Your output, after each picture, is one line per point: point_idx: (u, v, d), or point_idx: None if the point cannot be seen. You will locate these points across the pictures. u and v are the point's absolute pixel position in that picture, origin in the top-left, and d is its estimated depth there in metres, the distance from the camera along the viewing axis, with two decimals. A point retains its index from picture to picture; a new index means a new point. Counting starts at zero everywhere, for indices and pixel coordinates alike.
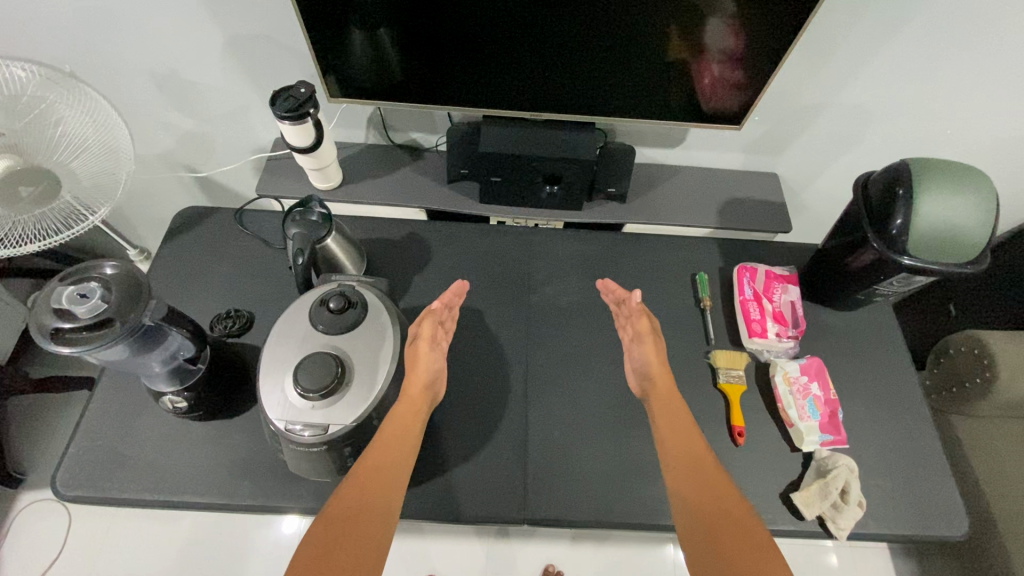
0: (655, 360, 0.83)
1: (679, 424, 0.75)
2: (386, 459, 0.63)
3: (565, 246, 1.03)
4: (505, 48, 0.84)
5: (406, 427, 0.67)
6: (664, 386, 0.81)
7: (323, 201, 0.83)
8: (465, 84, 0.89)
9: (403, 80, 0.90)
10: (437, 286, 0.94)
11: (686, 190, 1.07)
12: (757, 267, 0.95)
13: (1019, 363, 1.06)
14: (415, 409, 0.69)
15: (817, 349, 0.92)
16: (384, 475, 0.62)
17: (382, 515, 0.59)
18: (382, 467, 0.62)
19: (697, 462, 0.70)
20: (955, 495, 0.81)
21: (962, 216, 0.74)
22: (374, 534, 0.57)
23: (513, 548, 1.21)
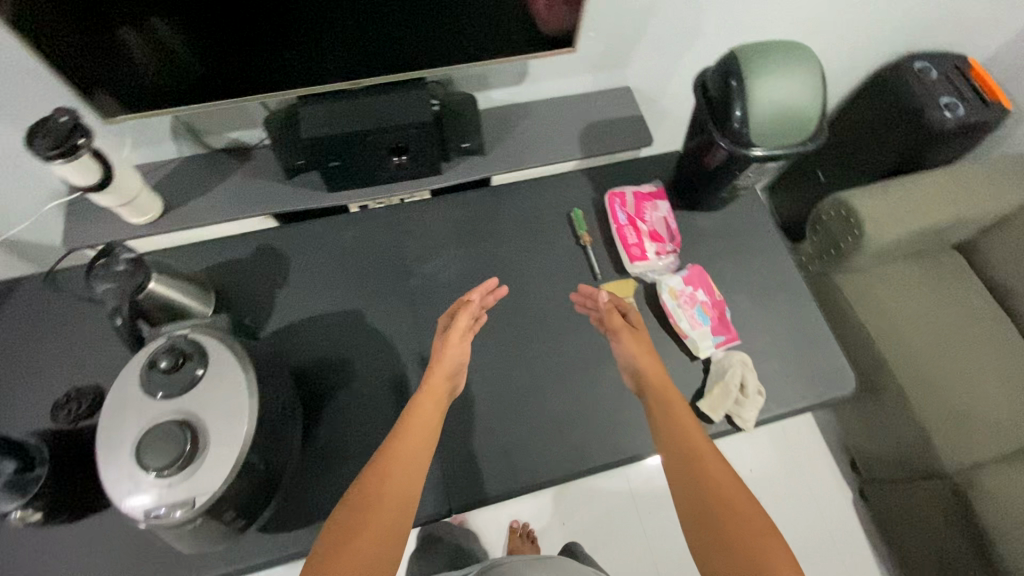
0: (644, 356, 0.79)
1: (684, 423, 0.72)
2: (405, 446, 0.67)
3: (435, 216, 0.96)
4: (293, 15, 0.72)
5: (418, 447, 0.67)
6: (658, 381, 0.77)
7: (128, 244, 0.71)
8: (264, 64, 0.77)
9: (190, 76, 0.76)
10: (305, 298, 0.86)
11: (544, 126, 1.02)
12: (626, 189, 0.93)
13: (879, 215, 1.14)
14: (435, 396, 0.73)
15: (698, 256, 0.93)
16: (404, 461, 0.65)
17: (402, 496, 0.62)
18: (403, 452, 0.66)
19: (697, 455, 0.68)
20: (840, 356, 0.86)
21: (794, 96, 0.74)
22: (395, 516, 0.60)
23: (477, 519, 1.22)
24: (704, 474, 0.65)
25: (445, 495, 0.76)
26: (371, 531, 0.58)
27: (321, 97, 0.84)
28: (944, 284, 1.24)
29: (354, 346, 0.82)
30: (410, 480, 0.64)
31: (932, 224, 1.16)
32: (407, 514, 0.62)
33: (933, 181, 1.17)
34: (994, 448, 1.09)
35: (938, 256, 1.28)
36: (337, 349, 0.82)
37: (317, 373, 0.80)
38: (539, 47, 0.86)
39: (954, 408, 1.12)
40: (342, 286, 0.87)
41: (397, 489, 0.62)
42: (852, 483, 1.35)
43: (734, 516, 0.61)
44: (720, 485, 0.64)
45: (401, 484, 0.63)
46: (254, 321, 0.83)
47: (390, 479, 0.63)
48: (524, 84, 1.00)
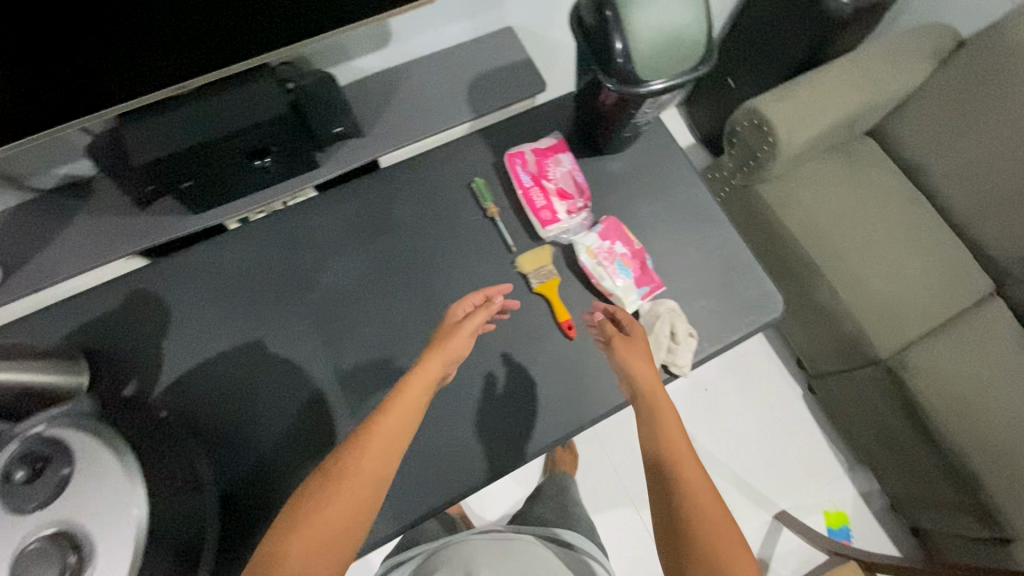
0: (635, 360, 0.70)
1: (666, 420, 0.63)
2: (388, 423, 0.59)
3: (323, 216, 0.86)
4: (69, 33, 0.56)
5: (399, 428, 0.60)
6: (647, 380, 0.68)
7: None
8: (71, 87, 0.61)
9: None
10: (193, 342, 0.76)
11: (425, 89, 0.91)
12: (524, 147, 0.86)
13: (790, 118, 1.10)
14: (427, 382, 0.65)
15: (612, 204, 0.88)
16: (382, 438, 0.58)
17: (373, 471, 0.55)
18: (384, 427, 0.59)
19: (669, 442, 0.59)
20: (766, 281, 0.85)
21: (672, 21, 0.68)
22: (364, 491, 0.54)
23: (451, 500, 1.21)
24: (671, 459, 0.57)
25: (391, 516, 0.71)
26: (336, 503, 0.52)
27: (140, 114, 0.70)
28: (860, 174, 1.24)
29: (263, 382, 0.75)
30: (385, 456, 0.57)
31: (842, 117, 1.14)
32: (377, 492, 0.55)
33: (837, 73, 1.14)
34: (921, 326, 1.14)
35: (852, 147, 1.27)
36: (244, 392, 0.74)
37: (228, 423, 0.73)
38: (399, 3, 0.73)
39: (882, 295, 1.15)
40: (233, 319, 0.78)
41: (370, 464, 0.55)
42: (801, 381, 1.40)
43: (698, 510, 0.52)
44: (681, 473, 0.56)
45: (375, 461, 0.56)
46: (142, 381, 0.74)
47: (364, 454, 0.56)
48: (390, 46, 0.87)
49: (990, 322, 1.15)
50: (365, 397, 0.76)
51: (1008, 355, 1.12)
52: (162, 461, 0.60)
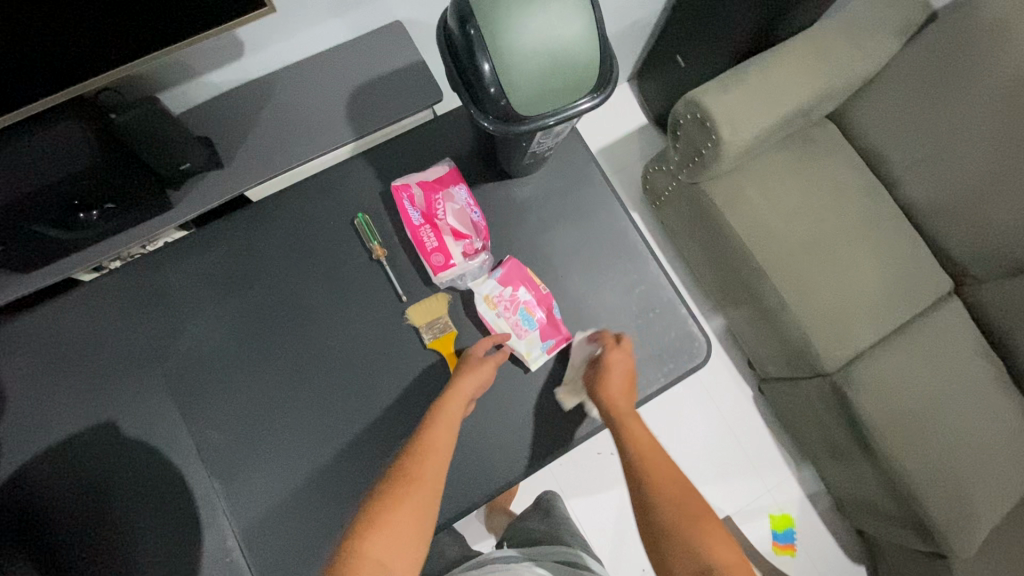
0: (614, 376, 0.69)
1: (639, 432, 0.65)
2: (438, 446, 0.60)
3: (182, 266, 0.74)
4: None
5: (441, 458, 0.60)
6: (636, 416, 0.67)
7: None
8: None
9: None
10: (35, 424, 0.68)
11: (297, 106, 0.77)
12: (411, 179, 0.74)
13: (735, 113, 0.97)
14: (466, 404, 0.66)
15: (517, 238, 0.77)
16: (437, 457, 0.59)
17: (432, 483, 0.57)
18: (434, 447, 0.60)
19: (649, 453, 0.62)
20: (688, 322, 0.77)
21: (559, 38, 0.53)
22: (424, 502, 0.55)
23: None
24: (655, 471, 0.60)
25: None
26: (406, 512, 0.53)
27: None
28: (815, 166, 1.13)
29: (116, 471, 0.67)
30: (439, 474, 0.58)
31: (796, 106, 1.01)
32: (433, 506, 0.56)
33: (790, 55, 1.00)
34: (872, 334, 1.06)
35: (808, 134, 1.16)
36: (95, 483, 0.66)
37: (79, 520, 0.65)
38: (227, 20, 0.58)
39: (833, 301, 1.07)
40: (79, 397, 0.69)
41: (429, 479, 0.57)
42: (752, 381, 1.35)
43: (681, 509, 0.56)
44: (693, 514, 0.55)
45: (429, 479, 0.57)
46: None
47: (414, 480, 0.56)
48: (248, 56, 0.73)
49: (945, 326, 1.08)
50: (235, 480, 0.68)
51: (961, 362, 1.06)
52: None
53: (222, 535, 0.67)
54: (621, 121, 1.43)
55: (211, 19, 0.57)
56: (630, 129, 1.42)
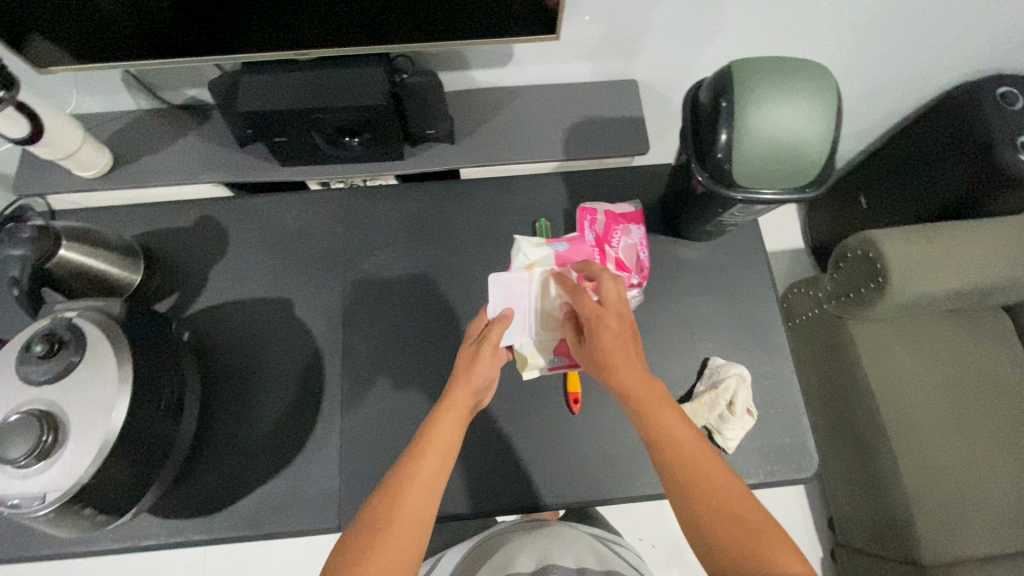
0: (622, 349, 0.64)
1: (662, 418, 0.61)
2: (422, 469, 0.61)
3: (390, 205, 0.87)
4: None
5: (427, 478, 0.60)
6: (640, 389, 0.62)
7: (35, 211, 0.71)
8: (239, 22, 0.69)
9: (157, 32, 0.70)
10: (237, 279, 0.82)
11: (529, 117, 0.90)
12: (599, 206, 0.83)
13: (912, 265, 0.96)
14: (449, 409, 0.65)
15: (668, 291, 0.82)
16: (422, 478, 0.60)
17: (415, 511, 0.58)
18: (421, 470, 0.60)
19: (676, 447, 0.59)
20: (807, 432, 0.76)
21: (794, 130, 0.60)
22: (418, 524, 0.57)
23: None
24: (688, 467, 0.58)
25: (336, 509, 0.71)
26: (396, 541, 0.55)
27: (290, 66, 0.77)
28: (976, 350, 1.08)
29: (276, 340, 0.78)
30: (427, 502, 0.59)
31: (978, 281, 0.98)
32: (427, 523, 0.58)
33: (989, 232, 0.98)
34: (990, 546, 0.96)
35: (978, 315, 1.10)
36: (260, 343, 0.78)
37: (232, 366, 0.77)
38: (523, 32, 0.73)
39: (953, 492, 0.98)
40: (276, 272, 0.83)
41: (413, 506, 0.58)
42: (827, 542, 1.25)
43: (714, 508, 0.55)
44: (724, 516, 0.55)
45: (420, 503, 0.58)
46: (181, 299, 0.81)
47: (398, 506, 0.58)
48: (507, 66, 0.87)
49: None
50: (358, 389, 0.76)
51: None
52: (149, 380, 0.63)
53: (330, 430, 0.74)
54: (778, 237, 1.45)
55: (513, 26, 0.72)
56: (784, 248, 1.44)
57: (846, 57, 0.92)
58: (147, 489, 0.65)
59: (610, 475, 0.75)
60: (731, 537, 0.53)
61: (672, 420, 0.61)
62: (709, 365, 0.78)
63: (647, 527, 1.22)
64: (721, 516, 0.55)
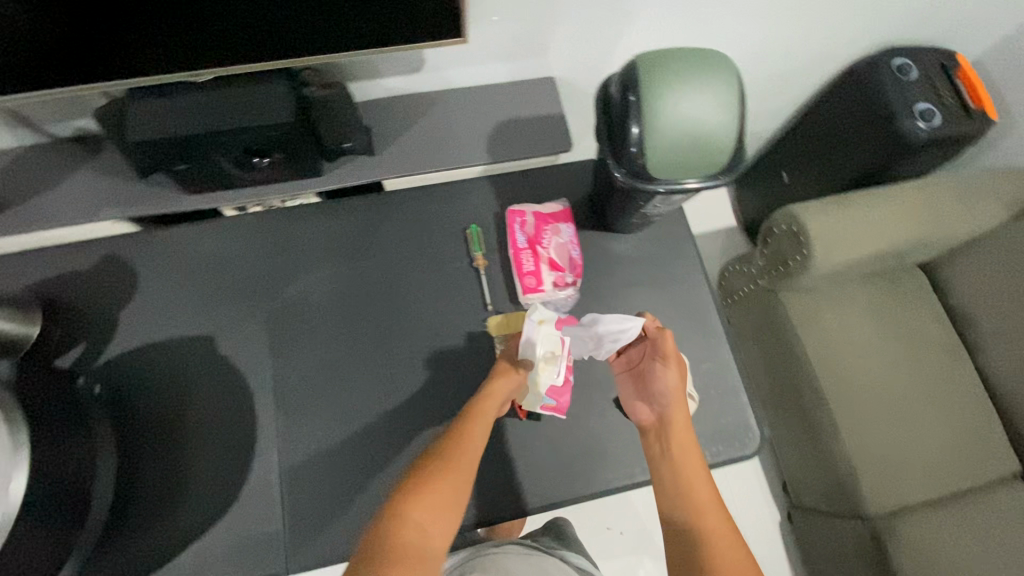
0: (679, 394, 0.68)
1: (683, 448, 0.65)
2: (473, 433, 0.62)
3: (312, 225, 0.84)
4: (85, 4, 0.57)
5: (475, 444, 0.62)
6: (683, 433, 0.66)
7: None
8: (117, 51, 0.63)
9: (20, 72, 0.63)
10: (151, 321, 0.77)
11: (450, 122, 0.88)
12: (527, 208, 0.83)
13: (832, 235, 1.01)
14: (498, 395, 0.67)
15: (604, 286, 0.82)
16: (472, 442, 0.61)
17: (466, 470, 0.59)
18: (469, 436, 0.62)
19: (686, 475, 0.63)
20: (746, 409, 0.78)
21: (701, 122, 0.61)
22: (456, 484, 0.57)
23: None
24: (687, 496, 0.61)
25: (282, 551, 0.68)
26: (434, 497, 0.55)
27: (183, 88, 0.72)
28: (900, 310, 1.14)
29: (199, 381, 0.74)
30: (475, 460, 0.60)
31: (893, 246, 1.04)
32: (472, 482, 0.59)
33: (903, 198, 1.04)
34: (923, 492, 1.03)
35: (897, 277, 1.17)
36: (181, 386, 0.73)
37: (153, 414, 0.71)
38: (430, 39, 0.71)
39: (893, 449, 1.04)
40: (194, 308, 0.78)
41: (466, 466, 0.59)
42: (783, 506, 1.31)
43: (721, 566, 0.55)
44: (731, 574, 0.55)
45: (467, 463, 0.59)
46: (88, 348, 0.74)
47: (456, 462, 0.59)
48: (421, 72, 0.85)
49: (1005, 510, 1.02)
50: (295, 421, 0.73)
51: None
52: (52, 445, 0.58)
53: (267, 470, 0.71)
54: (711, 218, 1.49)
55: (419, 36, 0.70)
56: (718, 227, 1.48)
57: (754, 39, 0.95)
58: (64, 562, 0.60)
59: (561, 478, 0.74)
60: None
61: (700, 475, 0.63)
62: None
63: (613, 516, 1.24)
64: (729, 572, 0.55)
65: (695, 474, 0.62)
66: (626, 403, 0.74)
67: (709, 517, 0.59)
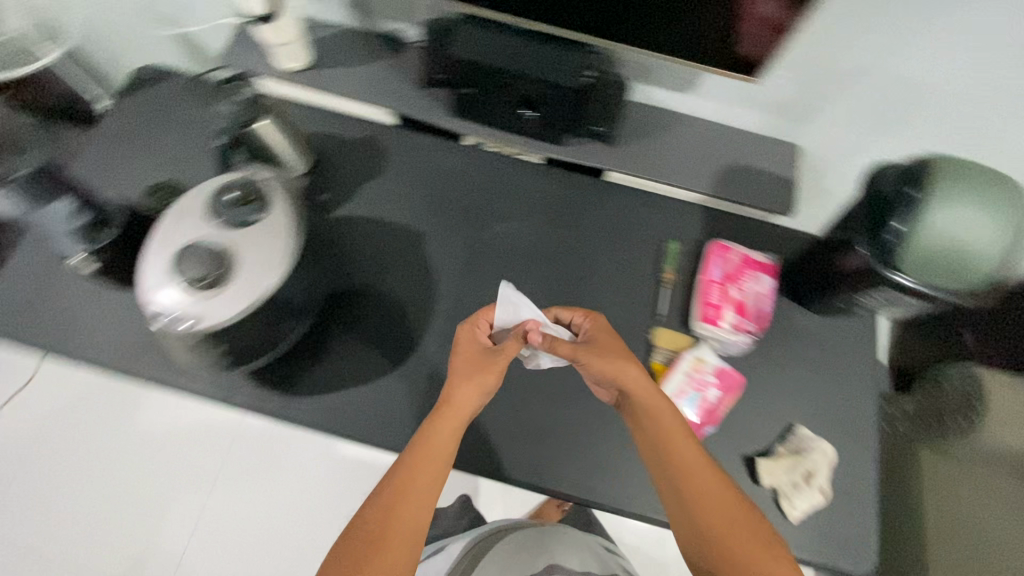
0: (619, 365, 0.65)
1: (659, 416, 0.63)
2: (417, 475, 0.59)
3: (534, 183, 0.92)
4: None
5: (425, 474, 0.60)
6: (644, 400, 0.64)
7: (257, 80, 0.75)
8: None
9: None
10: (381, 201, 0.88)
11: (692, 143, 0.92)
12: (734, 247, 0.84)
13: (1011, 413, 0.95)
14: (454, 416, 0.64)
15: (774, 350, 0.82)
16: (423, 478, 0.59)
17: (411, 516, 0.57)
18: (420, 469, 0.60)
19: (674, 456, 0.61)
20: (868, 530, 0.75)
21: (980, 235, 0.61)
22: (406, 526, 0.57)
23: None
24: (685, 476, 0.60)
25: (408, 435, 0.75)
26: (380, 544, 0.55)
27: (505, 29, 0.82)
28: None
29: (399, 266, 0.84)
30: (424, 503, 0.58)
31: None
32: (422, 526, 0.58)
33: None
34: None
35: None
36: (384, 262, 0.84)
37: (355, 275, 0.82)
38: (722, 66, 0.77)
39: None
40: (418, 206, 0.88)
41: (410, 511, 0.57)
42: None
43: (719, 533, 0.57)
44: (727, 542, 0.56)
45: (416, 506, 0.58)
46: (328, 200, 0.87)
47: (396, 510, 0.57)
48: (686, 93, 0.91)
49: None
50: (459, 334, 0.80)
51: None
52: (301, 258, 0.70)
53: (421, 363, 0.78)
54: None
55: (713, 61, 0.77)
56: None
57: None
58: (260, 353, 0.71)
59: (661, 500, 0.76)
60: (736, 551, 0.55)
61: (682, 447, 0.61)
62: (794, 428, 0.78)
63: None
64: (727, 535, 0.56)
65: (670, 449, 0.62)
66: (595, 392, 0.74)
67: (694, 483, 0.59)
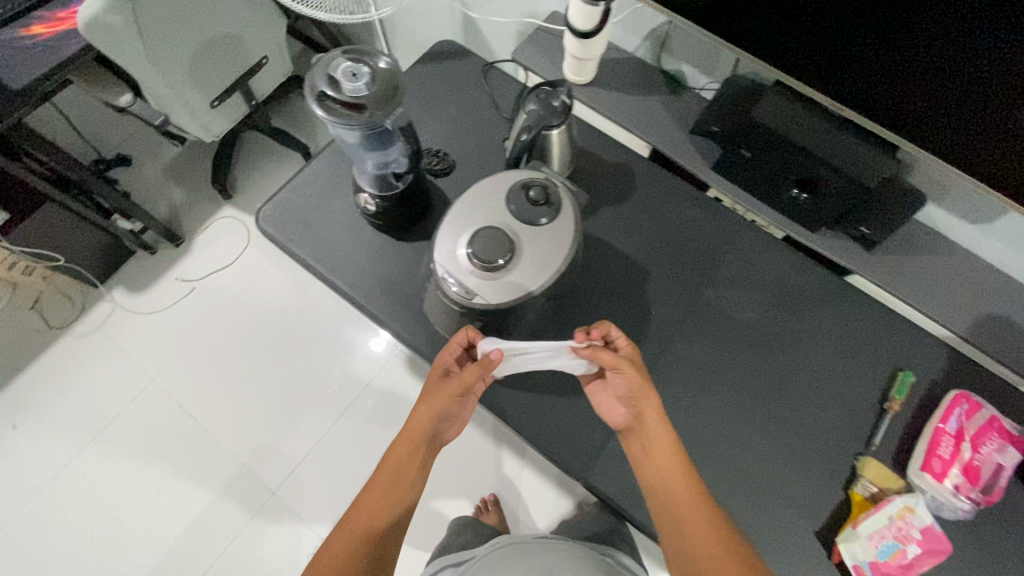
0: (643, 389, 0.69)
1: (660, 451, 0.68)
2: (384, 480, 0.71)
3: (774, 259, 0.88)
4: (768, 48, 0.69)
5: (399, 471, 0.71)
6: (651, 423, 0.69)
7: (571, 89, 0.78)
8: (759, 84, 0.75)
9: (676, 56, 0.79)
10: (620, 229, 0.89)
11: (962, 275, 0.84)
12: (985, 405, 0.75)
13: None
14: (417, 428, 0.72)
15: (990, 531, 0.74)
16: (390, 479, 0.71)
17: (383, 508, 0.69)
18: (390, 473, 0.71)
19: (665, 485, 0.67)
20: None
21: None
22: (382, 514, 0.69)
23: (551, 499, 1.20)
24: (671, 498, 0.66)
25: (586, 462, 0.76)
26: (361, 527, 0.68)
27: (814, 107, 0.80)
28: None
29: (620, 298, 0.85)
30: (392, 498, 0.70)
31: None
32: (396, 513, 0.70)
33: None
34: None
35: None
36: (607, 289, 0.85)
37: (578, 291, 0.84)
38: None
39: None
40: (652, 245, 0.88)
41: (381, 504, 0.69)
42: None
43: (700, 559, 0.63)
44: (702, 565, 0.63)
45: (384, 501, 0.70)
46: None
47: (369, 503, 0.70)
48: (978, 225, 0.82)
49: None
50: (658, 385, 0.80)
51: None
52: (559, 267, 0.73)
53: None
54: None
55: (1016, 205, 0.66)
56: None
57: None
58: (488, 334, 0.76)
59: None
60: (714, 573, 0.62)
61: (676, 479, 0.67)
62: None
63: None
64: (708, 559, 0.62)
65: (667, 482, 0.67)
66: (610, 417, 0.74)
67: (680, 512, 0.65)
